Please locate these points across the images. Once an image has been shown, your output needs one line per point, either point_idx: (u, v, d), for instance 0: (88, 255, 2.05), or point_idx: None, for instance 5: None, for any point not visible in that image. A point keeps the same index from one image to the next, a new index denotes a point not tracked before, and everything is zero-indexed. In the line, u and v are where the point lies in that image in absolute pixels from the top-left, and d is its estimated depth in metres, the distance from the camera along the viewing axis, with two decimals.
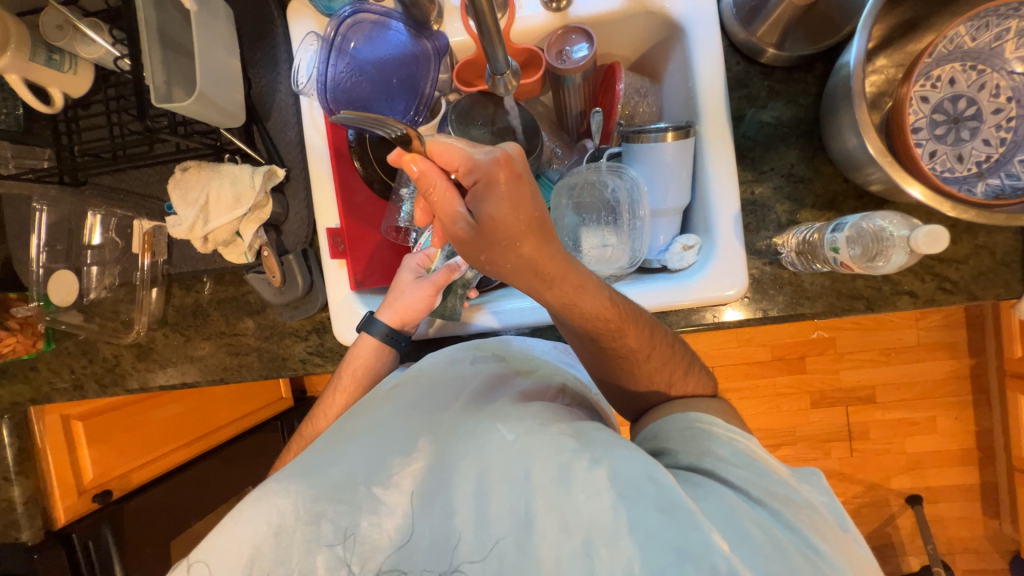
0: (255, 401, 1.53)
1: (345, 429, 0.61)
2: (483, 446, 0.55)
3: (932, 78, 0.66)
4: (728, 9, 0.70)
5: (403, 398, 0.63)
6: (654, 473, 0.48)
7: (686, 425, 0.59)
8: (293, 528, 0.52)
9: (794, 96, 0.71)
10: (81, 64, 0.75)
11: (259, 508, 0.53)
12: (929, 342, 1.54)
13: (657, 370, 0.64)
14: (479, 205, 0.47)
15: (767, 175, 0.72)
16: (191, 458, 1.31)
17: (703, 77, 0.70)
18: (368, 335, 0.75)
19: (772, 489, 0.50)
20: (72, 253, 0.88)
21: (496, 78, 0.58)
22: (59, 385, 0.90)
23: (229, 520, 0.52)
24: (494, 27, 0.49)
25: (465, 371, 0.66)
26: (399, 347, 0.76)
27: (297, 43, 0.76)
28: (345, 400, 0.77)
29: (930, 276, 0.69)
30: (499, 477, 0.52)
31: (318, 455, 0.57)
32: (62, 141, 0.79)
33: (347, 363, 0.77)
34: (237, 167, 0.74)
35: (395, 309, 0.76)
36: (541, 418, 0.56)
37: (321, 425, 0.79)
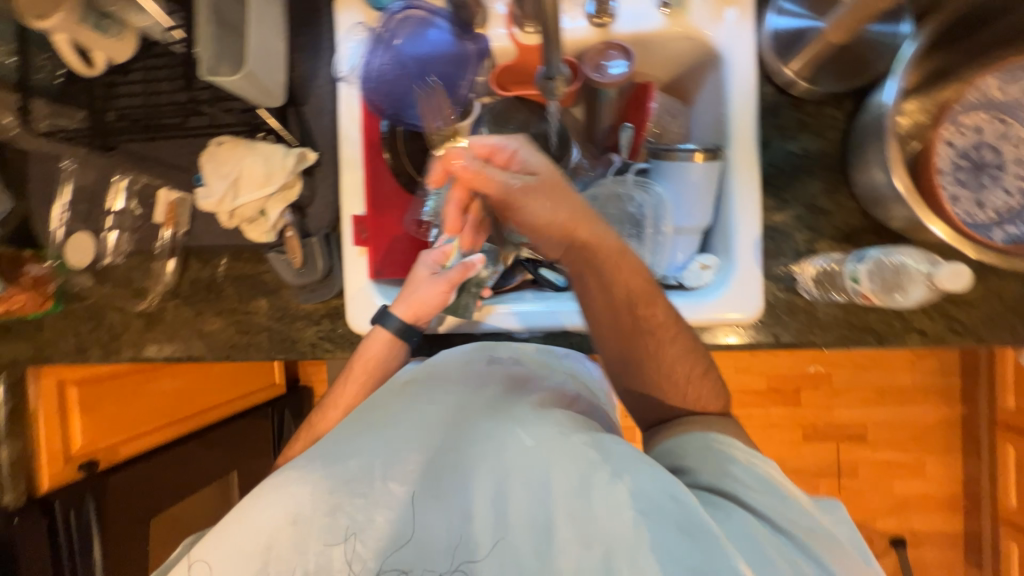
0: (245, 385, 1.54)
1: (359, 421, 0.60)
2: (504, 449, 0.54)
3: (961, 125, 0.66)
4: (766, 40, 0.72)
5: (422, 394, 0.62)
6: (677, 492, 0.48)
7: (704, 444, 0.57)
8: (309, 519, 0.51)
9: (820, 129, 0.73)
10: (126, 32, 0.76)
11: (275, 495, 0.52)
12: (922, 386, 1.56)
13: (671, 373, 0.64)
14: (528, 162, 0.61)
15: (789, 203, 0.73)
16: (177, 437, 1.30)
17: (737, 102, 0.72)
18: (382, 328, 0.76)
19: (793, 516, 0.50)
20: (94, 216, 0.86)
21: (540, 83, 0.62)
22: (62, 347, 0.90)
23: (247, 507, 0.52)
24: (554, 34, 0.53)
25: (480, 370, 0.65)
26: (412, 342, 0.76)
27: (341, 32, 0.78)
28: (358, 389, 0.77)
29: (941, 316, 0.70)
30: (520, 483, 0.52)
31: (335, 444, 0.57)
32: (97, 104, 0.81)
33: (360, 350, 0.77)
34: (270, 146, 0.75)
35: (409, 303, 0.75)
36: (562, 426, 0.56)
37: (333, 414, 0.77)
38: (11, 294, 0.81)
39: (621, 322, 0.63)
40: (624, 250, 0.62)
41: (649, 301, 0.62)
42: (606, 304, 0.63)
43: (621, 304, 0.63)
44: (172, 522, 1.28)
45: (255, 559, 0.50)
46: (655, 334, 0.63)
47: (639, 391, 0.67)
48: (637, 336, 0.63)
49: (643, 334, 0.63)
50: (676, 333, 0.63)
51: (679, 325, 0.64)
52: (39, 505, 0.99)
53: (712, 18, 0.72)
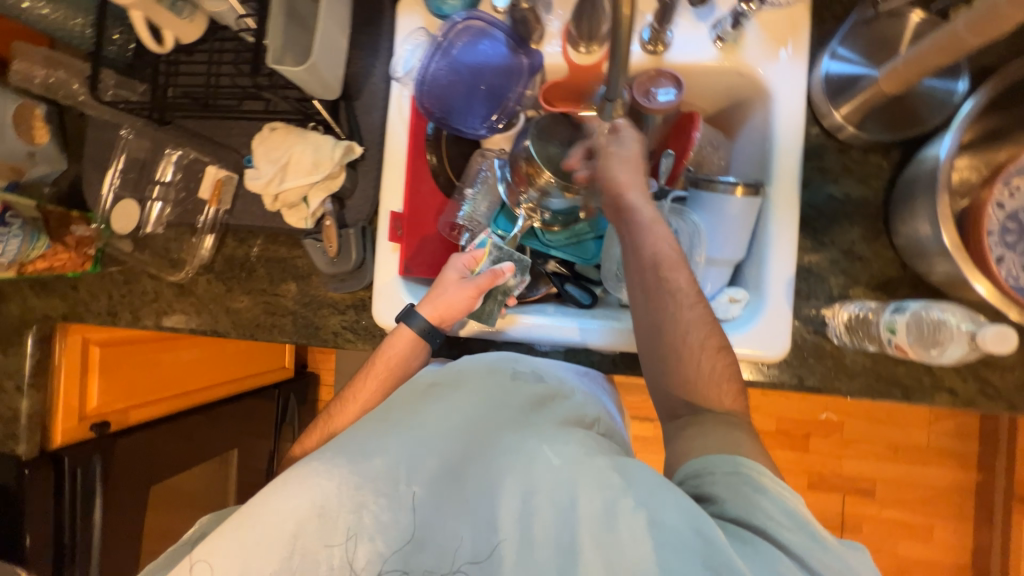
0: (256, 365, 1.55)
1: (383, 418, 0.60)
2: (530, 464, 0.55)
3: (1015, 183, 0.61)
4: (818, 81, 0.72)
5: (446, 400, 0.62)
6: (702, 528, 0.46)
7: (732, 471, 0.54)
8: (335, 512, 0.52)
9: (865, 177, 0.73)
10: (196, 12, 0.80)
11: (298, 485, 0.52)
12: (937, 447, 1.52)
13: (690, 353, 0.63)
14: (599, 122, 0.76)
15: (826, 247, 0.73)
16: (185, 409, 1.32)
17: (782, 140, 0.73)
18: (407, 326, 0.76)
19: (827, 560, 0.47)
20: (140, 185, 0.89)
21: (602, 104, 0.66)
22: (94, 308, 0.92)
23: (269, 494, 0.52)
24: (622, 55, 0.52)
25: (504, 383, 0.66)
26: (433, 343, 0.77)
27: (401, 34, 0.80)
28: (378, 386, 0.75)
29: (974, 378, 0.69)
30: (545, 500, 0.53)
31: (359, 440, 0.57)
32: (158, 80, 0.84)
33: (381, 349, 0.76)
34: (320, 136, 0.77)
35: (436, 305, 0.76)
36: (586, 447, 0.57)
37: (351, 408, 0.75)
38: (55, 250, 0.84)
39: (646, 282, 0.65)
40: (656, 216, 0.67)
41: (672, 264, 0.65)
42: (635, 262, 0.66)
43: (651, 263, 0.65)
44: (167, 496, 1.28)
45: (280, 548, 0.50)
46: (679, 295, 0.64)
47: (664, 380, 0.65)
48: (660, 295, 0.64)
49: (668, 359, 0.63)
50: (698, 303, 0.64)
51: (713, 346, 0.63)
52: (49, 460, 1.01)
53: (767, 55, 0.73)
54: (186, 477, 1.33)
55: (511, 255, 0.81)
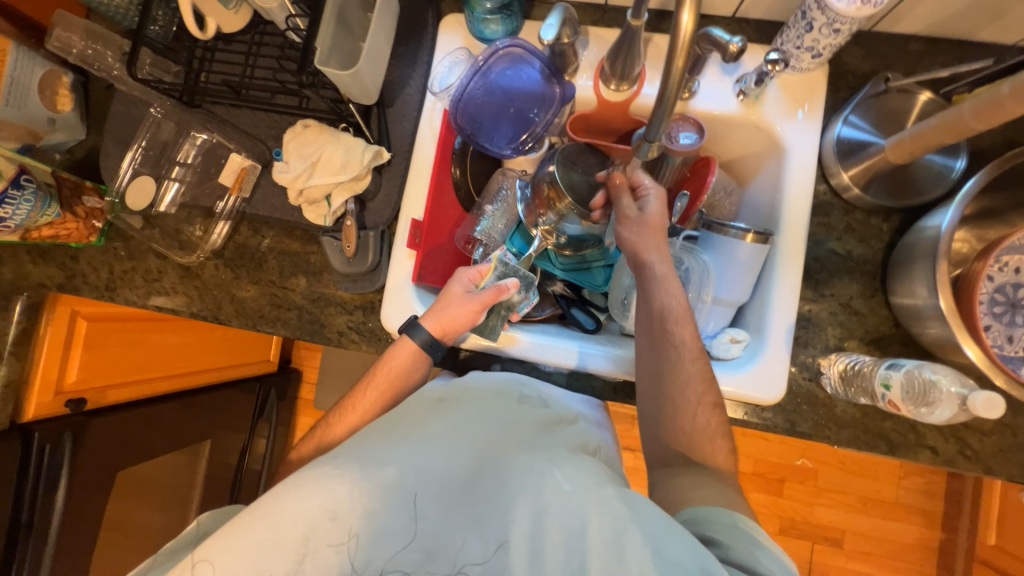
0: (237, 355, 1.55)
1: (397, 430, 0.63)
2: (541, 487, 0.57)
3: (1003, 261, 0.64)
4: (829, 143, 0.77)
5: (458, 417, 0.65)
6: (710, 565, 0.48)
7: (731, 521, 0.55)
8: (348, 517, 0.54)
9: (867, 237, 0.77)
10: (242, 6, 0.81)
11: (310, 490, 0.54)
12: (905, 503, 1.55)
13: (691, 411, 0.65)
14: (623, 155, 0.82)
15: (826, 298, 0.76)
16: (161, 394, 1.29)
17: (790, 194, 0.77)
18: (408, 338, 0.75)
19: None
20: (159, 164, 0.89)
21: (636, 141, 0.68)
22: (92, 281, 0.91)
23: (280, 497, 0.54)
24: (669, 100, 0.52)
25: (513, 406, 0.69)
26: (436, 356, 0.76)
27: (442, 51, 0.84)
28: (378, 397, 0.75)
29: (954, 439, 0.72)
30: (555, 524, 0.54)
31: (372, 449, 0.59)
32: (193, 64, 0.85)
33: (382, 360, 0.76)
34: (352, 138, 0.79)
35: (439, 318, 0.75)
36: (598, 476, 0.58)
37: (351, 416, 0.74)
38: (64, 220, 0.83)
39: (654, 334, 0.68)
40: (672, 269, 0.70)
41: (681, 321, 0.67)
42: (645, 312, 0.69)
43: (657, 315, 0.68)
44: (127, 485, 1.19)
45: (290, 550, 0.52)
46: (682, 349, 0.66)
47: (662, 421, 0.67)
48: (664, 345, 0.67)
49: (667, 410, 0.66)
50: (698, 358, 0.67)
51: (707, 388, 0.66)
52: (18, 433, 0.97)
53: (786, 115, 0.77)
54: (150, 466, 1.25)
55: (516, 271, 0.81)
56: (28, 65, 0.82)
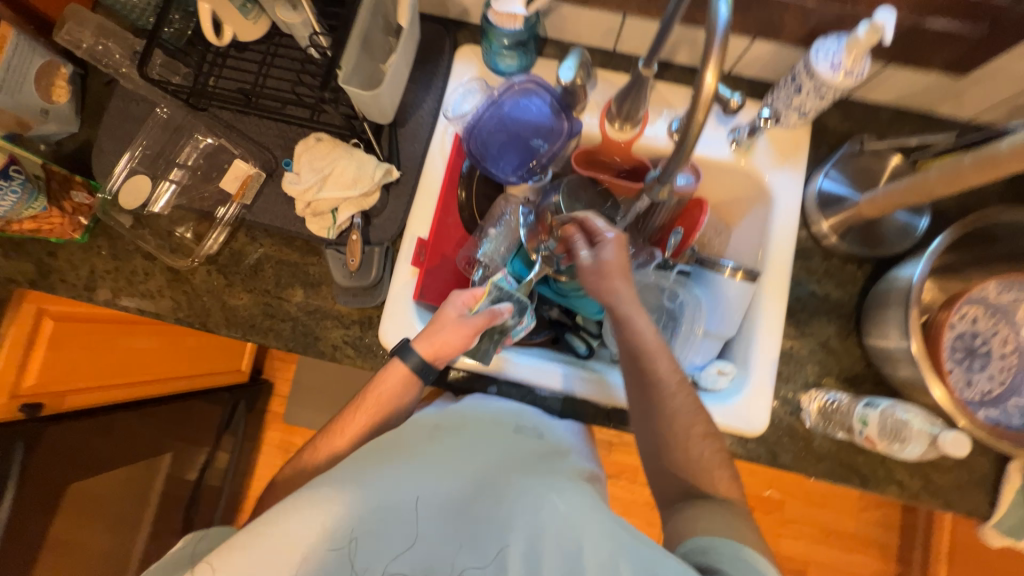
0: (209, 363, 1.48)
1: (394, 450, 0.63)
2: (539, 510, 0.57)
3: (963, 312, 0.71)
4: (812, 194, 0.83)
5: (455, 442, 0.66)
6: None
7: (740, 555, 0.57)
8: (345, 534, 0.55)
9: (843, 281, 0.83)
10: (261, 17, 0.83)
11: (310, 509, 0.55)
12: (863, 535, 1.62)
13: (686, 441, 0.68)
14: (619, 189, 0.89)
15: (806, 336, 0.81)
16: (123, 401, 1.22)
17: (777, 237, 0.83)
18: (400, 361, 0.74)
19: None
20: (157, 164, 0.87)
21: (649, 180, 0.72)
22: (70, 279, 0.86)
23: (280, 513, 0.55)
24: (686, 149, 0.57)
25: (509, 434, 0.70)
26: (426, 380, 0.75)
27: (457, 78, 0.87)
28: (369, 421, 0.73)
29: (918, 474, 0.77)
30: (552, 545, 0.55)
31: (370, 468, 0.60)
32: (203, 68, 0.84)
33: (372, 384, 0.74)
34: (365, 155, 0.80)
35: (432, 342, 0.74)
36: (593, 500, 0.60)
37: (338, 442, 0.72)
38: (49, 213, 0.80)
39: (632, 370, 0.71)
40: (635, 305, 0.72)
41: (653, 358, 0.69)
42: (624, 348, 0.71)
43: (630, 351, 0.71)
44: (79, 501, 1.10)
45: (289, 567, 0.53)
46: (662, 381, 0.69)
47: (662, 455, 0.69)
48: (645, 380, 0.69)
49: (663, 443, 0.68)
50: (680, 388, 0.69)
51: (700, 419, 0.68)
52: None
53: (774, 165, 0.84)
54: (104, 479, 1.17)
55: (511, 295, 0.78)
56: (27, 54, 0.80)
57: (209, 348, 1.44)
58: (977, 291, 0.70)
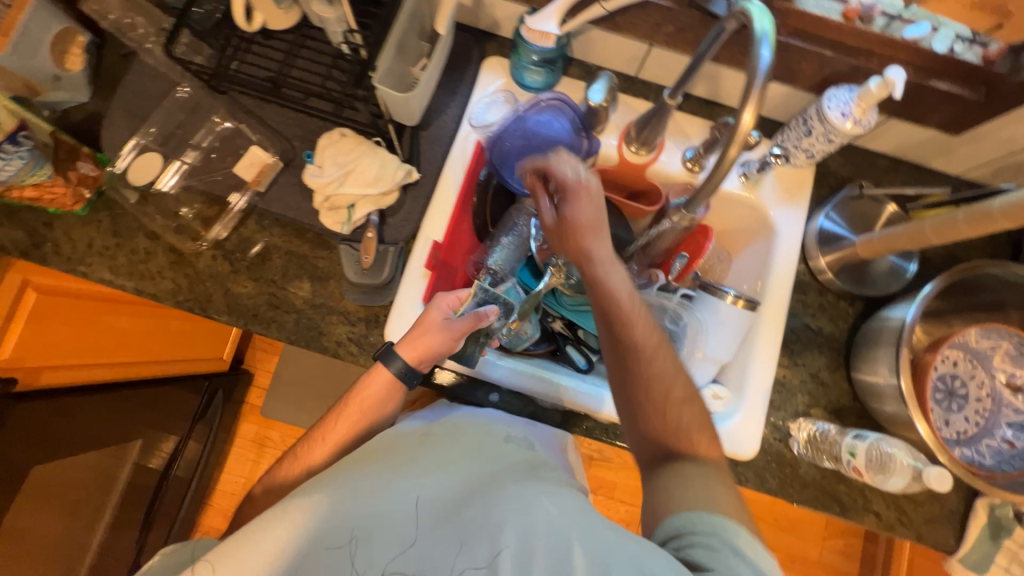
0: (189, 349, 1.43)
1: (386, 457, 0.65)
2: (530, 511, 0.57)
3: (946, 355, 0.76)
4: (812, 231, 0.88)
5: (444, 450, 0.68)
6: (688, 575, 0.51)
7: (717, 529, 0.57)
8: (332, 537, 0.56)
9: (835, 317, 0.87)
10: (292, 7, 0.83)
11: (298, 513, 0.57)
12: (826, 563, 1.67)
13: (665, 409, 0.66)
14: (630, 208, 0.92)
15: (798, 367, 0.85)
16: (95, 380, 1.17)
17: (777, 270, 0.87)
18: (383, 367, 0.74)
19: None
20: (170, 144, 0.86)
21: (680, 209, 0.74)
22: (64, 253, 0.82)
23: (270, 517, 0.57)
24: (714, 182, 0.61)
25: (498, 444, 0.71)
26: (410, 384, 0.75)
27: (483, 88, 0.88)
28: (350, 427, 0.74)
29: (894, 506, 0.81)
30: (542, 545, 0.54)
31: (360, 474, 0.61)
32: (227, 51, 0.83)
33: (356, 388, 0.74)
34: (388, 154, 0.81)
35: (414, 346, 0.74)
36: (583, 506, 0.60)
37: (319, 449, 0.73)
38: (53, 182, 0.77)
39: (608, 334, 0.68)
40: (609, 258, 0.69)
41: (630, 319, 0.67)
42: (600, 312, 0.68)
43: (603, 311, 0.68)
44: (42, 488, 1.02)
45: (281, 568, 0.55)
46: (641, 345, 0.67)
47: (642, 424, 0.67)
48: (625, 346, 0.67)
49: (642, 410, 0.67)
50: (659, 350, 0.68)
51: None
52: None
53: (778, 202, 0.88)
54: (69, 465, 1.09)
55: (496, 297, 0.81)
56: (46, 19, 0.79)
57: (189, 334, 1.41)
58: (960, 337, 0.75)
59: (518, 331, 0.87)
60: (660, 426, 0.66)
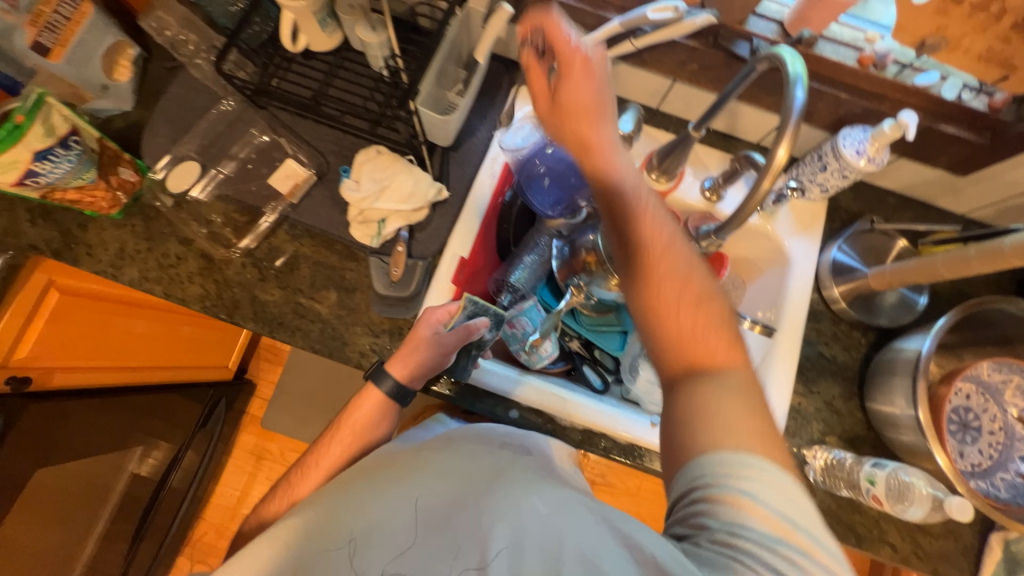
0: (195, 357, 1.42)
1: (371, 473, 0.66)
2: (518, 509, 0.56)
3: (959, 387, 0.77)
4: (826, 262, 0.91)
5: (428, 458, 0.67)
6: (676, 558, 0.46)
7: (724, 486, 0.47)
8: (317, 553, 0.57)
9: (849, 346, 0.89)
10: (337, 32, 0.86)
11: (284, 534, 0.59)
12: None
13: (683, 314, 0.54)
14: None
15: (813, 395, 0.86)
16: (101, 385, 1.15)
17: (792, 297, 0.89)
18: (374, 387, 0.75)
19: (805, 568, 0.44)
20: (209, 154, 0.89)
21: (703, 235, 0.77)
22: (97, 256, 0.84)
23: (259, 541, 0.60)
24: (748, 209, 0.63)
25: (486, 449, 0.70)
26: (402, 404, 0.76)
27: (512, 112, 0.91)
28: (343, 450, 0.74)
29: (909, 538, 0.81)
30: (533, 540, 0.52)
31: (343, 493, 0.63)
32: (269, 68, 0.87)
33: (345, 415, 0.76)
34: (422, 172, 0.84)
35: (406, 364, 0.74)
36: (576, 502, 0.58)
37: (313, 475, 0.72)
38: (94, 186, 0.79)
39: (615, 230, 0.58)
40: (612, 146, 0.59)
41: (636, 212, 0.57)
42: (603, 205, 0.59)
43: (604, 195, 0.59)
44: (43, 491, 1.01)
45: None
46: (652, 240, 0.56)
47: (647, 325, 0.56)
48: (632, 241, 0.57)
49: (656, 318, 0.55)
50: (671, 243, 0.57)
51: None
52: None
53: (793, 232, 0.92)
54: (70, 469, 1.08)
55: (487, 309, 0.76)
56: (101, 32, 0.82)
57: (196, 343, 1.40)
58: (972, 370, 0.77)
59: (537, 348, 0.88)
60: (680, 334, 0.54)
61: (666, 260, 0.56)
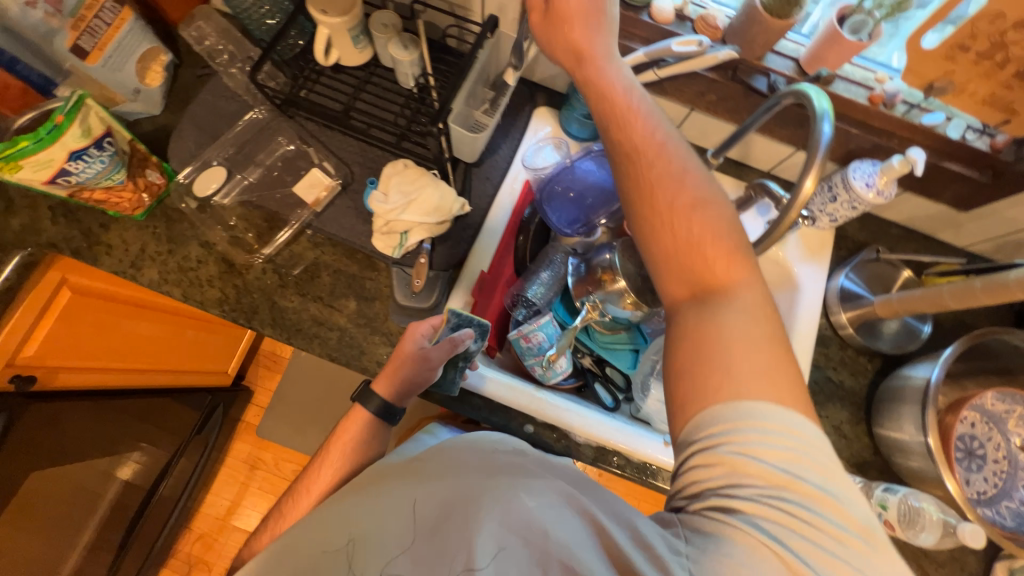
0: (196, 361, 1.40)
1: (349, 487, 0.59)
2: (503, 512, 0.47)
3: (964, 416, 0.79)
4: (834, 289, 0.93)
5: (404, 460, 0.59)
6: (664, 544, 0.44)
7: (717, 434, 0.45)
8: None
9: (856, 372, 0.91)
10: (367, 48, 0.88)
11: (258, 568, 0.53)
12: None
13: (683, 221, 0.52)
14: None
15: (821, 419, 0.88)
16: (101, 386, 1.13)
17: (800, 322, 0.91)
18: (361, 408, 0.72)
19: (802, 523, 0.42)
20: (235, 160, 0.90)
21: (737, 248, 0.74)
22: (117, 254, 0.84)
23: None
24: (773, 236, 0.67)
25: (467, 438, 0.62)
26: (392, 423, 0.73)
27: (533, 134, 0.96)
28: (333, 474, 0.68)
29: (916, 564, 0.82)
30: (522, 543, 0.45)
31: (316, 513, 0.56)
32: (300, 79, 0.89)
33: (334, 434, 0.71)
34: (448, 187, 0.85)
35: (392, 382, 0.72)
36: (568, 498, 0.49)
37: (303, 502, 0.67)
38: (122, 187, 0.80)
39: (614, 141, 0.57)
40: (610, 57, 0.60)
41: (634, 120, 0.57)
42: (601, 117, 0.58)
43: (597, 101, 0.59)
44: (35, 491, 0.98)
45: None
46: (652, 146, 0.55)
47: (647, 235, 0.54)
48: (631, 149, 0.56)
49: (656, 230, 0.53)
50: (670, 149, 0.55)
51: None
52: None
53: (802, 259, 0.95)
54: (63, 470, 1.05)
55: (471, 320, 0.74)
56: (138, 38, 0.84)
57: (198, 347, 1.37)
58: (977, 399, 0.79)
59: (553, 364, 0.89)
60: (682, 246, 0.52)
61: (662, 162, 0.54)
